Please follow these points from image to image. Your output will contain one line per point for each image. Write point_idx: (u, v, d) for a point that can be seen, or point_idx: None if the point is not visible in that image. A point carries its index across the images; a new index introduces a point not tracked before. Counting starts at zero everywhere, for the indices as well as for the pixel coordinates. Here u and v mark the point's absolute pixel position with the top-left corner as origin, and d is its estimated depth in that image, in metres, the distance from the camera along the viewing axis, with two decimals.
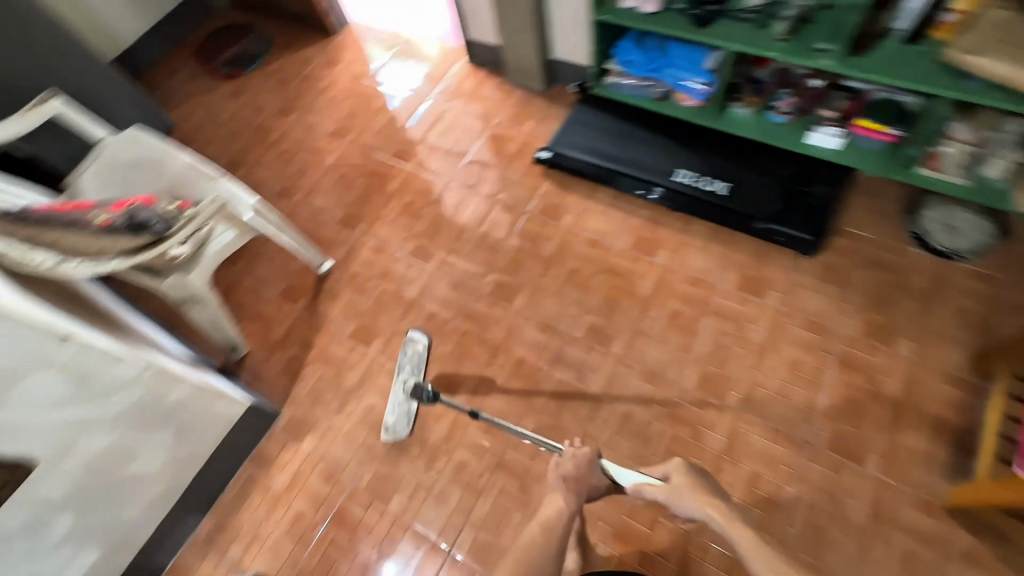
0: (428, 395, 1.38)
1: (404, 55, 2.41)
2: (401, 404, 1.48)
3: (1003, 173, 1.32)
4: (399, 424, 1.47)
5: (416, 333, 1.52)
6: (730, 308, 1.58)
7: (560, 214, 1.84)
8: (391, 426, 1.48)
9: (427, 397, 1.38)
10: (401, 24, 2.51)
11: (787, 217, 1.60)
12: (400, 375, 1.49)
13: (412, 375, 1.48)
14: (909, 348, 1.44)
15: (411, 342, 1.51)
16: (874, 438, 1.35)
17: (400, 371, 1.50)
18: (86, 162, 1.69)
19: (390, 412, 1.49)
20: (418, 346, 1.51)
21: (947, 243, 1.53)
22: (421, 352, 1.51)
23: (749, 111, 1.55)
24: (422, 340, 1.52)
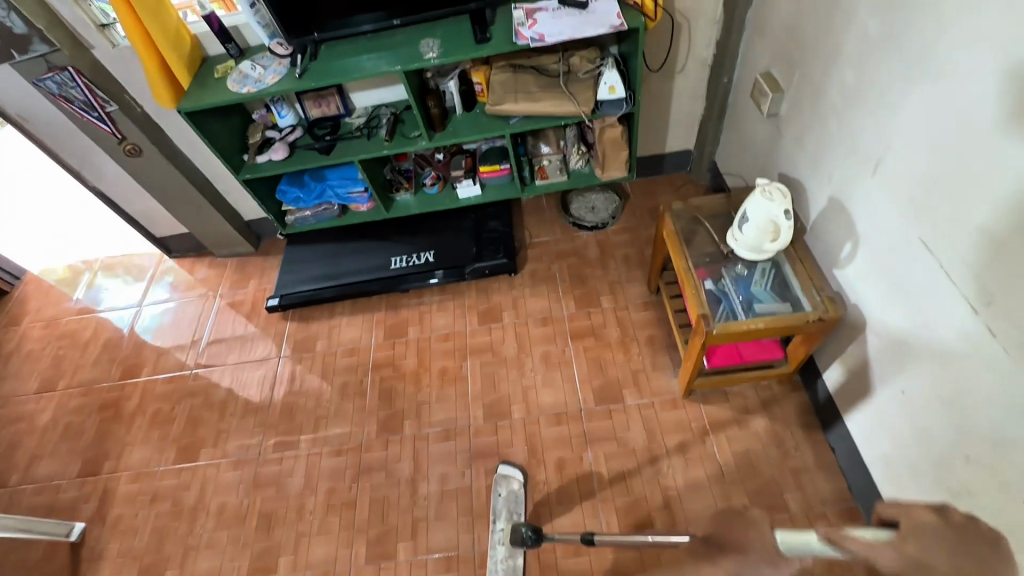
0: (529, 537, 1.20)
1: (95, 280, 2.29)
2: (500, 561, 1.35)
3: (584, 163, 1.82)
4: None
5: (509, 470, 1.48)
6: (482, 342, 1.80)
7: (313, 344, 1.91)
8: None
9: (529, 538, 1.20)
10: (86, 252, 2.40)
11: (485, 253, 1.93)
12: (496, 523, 1.40)
13: (507, 518, 1.40)
14: (608, 300, 1.82)
15: (505, 480, 1.47)
16: (619, 376, 1.64)
17: (496, 519, 1.41)
18: None
19: (494, 574, 1.34)
20: (511, 485, 1.46)
21: (592, 219, 2.01)
22: (517, 491, 1.46)
23: (410, 194, 1.86)
24: (515, 477, 1.48)
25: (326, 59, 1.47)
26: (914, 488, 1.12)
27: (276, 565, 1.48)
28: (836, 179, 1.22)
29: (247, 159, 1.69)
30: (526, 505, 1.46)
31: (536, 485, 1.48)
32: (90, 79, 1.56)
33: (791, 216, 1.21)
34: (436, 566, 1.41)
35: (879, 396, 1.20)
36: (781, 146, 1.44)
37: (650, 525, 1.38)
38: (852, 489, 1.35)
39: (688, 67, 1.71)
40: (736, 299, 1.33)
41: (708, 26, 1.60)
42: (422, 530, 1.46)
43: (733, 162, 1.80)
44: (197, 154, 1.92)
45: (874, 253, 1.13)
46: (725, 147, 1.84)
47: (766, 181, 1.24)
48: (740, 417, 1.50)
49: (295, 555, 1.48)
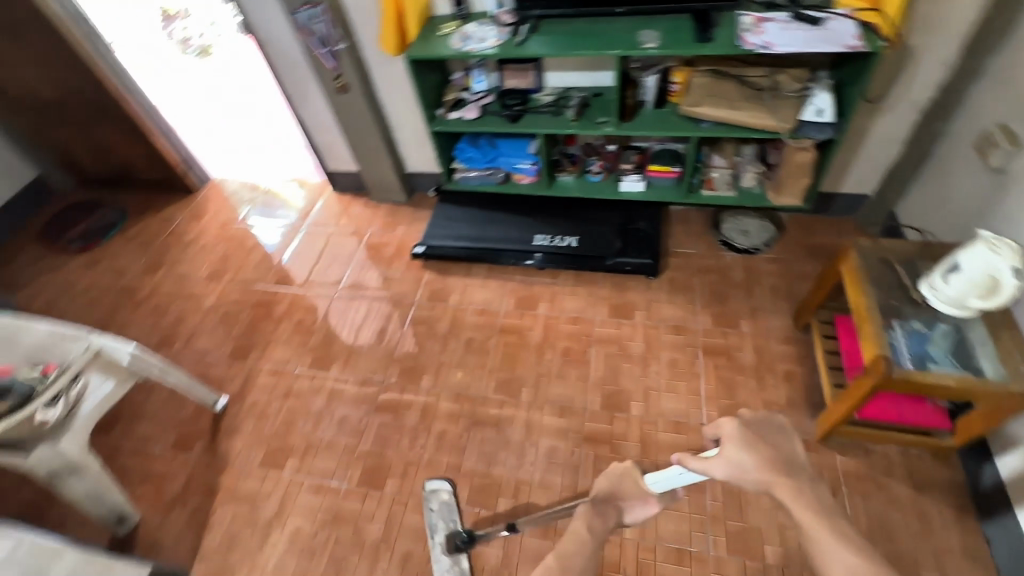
0: (462, 539, 1.33)
1: (267, 198, 2.57)
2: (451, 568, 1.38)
3: (756, 182, 1.78)
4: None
5: (436, 483, 1.51)
6: (610, 334, 1.81)
7: (447, 296, 2.02)
8: None
9: (465, 539, 1.33)
10: (266, 171, 2.70)
11: (628, 250, 1.94)
12: (433, 536, 1.42)
13: (446, 528, 1.43)
14: (747, 325, 1.77)
15: (435, 493, 1.50)
16: (748, 401, 1.59)
17: (434, 532, 1.43)
18: None
19: None
20: (441, 496, 1.49)
21: (743, 242, 1.96)
22: (448, 501, 1.48)
23: (572, 177, 1.92)
24: (445, 488, 1.50)
25: (545, 34, 1.56)
26: None
27: (383, 484, 1.57)
28: None
29: (440, 113, 1.83)
30: None
31: None
32: (333, 17, 1.77)
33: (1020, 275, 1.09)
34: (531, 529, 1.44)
35: None
36: (1001, 205, 1.34)
37: (760, 557, 1.33)
38: None
39: (899, 107, 1.63)
40: (905, 353, 1.24)
41: (935, 67, 1.51)
42: (524, 493, 1.50)
43: (923, 215, 1.68)
44: (389, 102, 2.10)
45: None
46: (916, 198, 1.72)
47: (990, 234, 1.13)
48: (881, 479, 1.40)
49: (402, 480, 1.57)
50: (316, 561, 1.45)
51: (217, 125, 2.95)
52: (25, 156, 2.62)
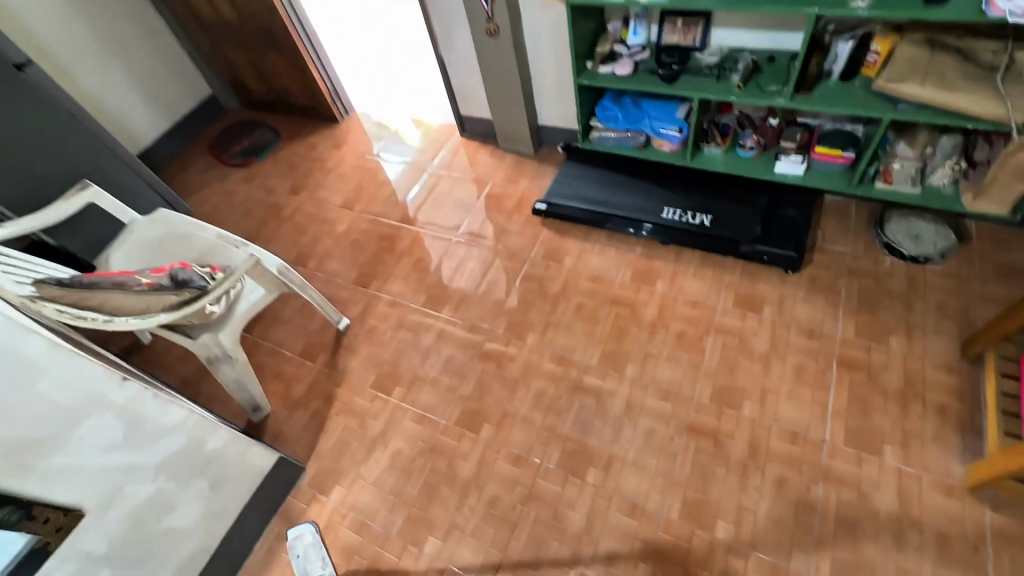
0: None
1: (400, 135, 2.67)
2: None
3: (949, 182, 1.51)
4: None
5: (300, 527, 1.52)
6: (731, 325, 1.69)
7: (562, 257, 1.99)
8: None
9: None
10: (402, 108, 2.79)
11: (769, 238, 1.76)
12: None
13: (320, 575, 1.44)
14: (899, 342, 1.55)
15: (299, 537, 1.50)
16: (885, 428, 1.41)
17: None
18: (118, 245, 1.81)
19: None
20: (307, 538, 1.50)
21: (912, 248, 1.69)
22: (313, 542, 1.50)
23: (719, 150, 1.76)
24: (309, 530, 1.51)
25: None
26: None
27: (479, 427, 1.64)
28: None
29: (590, 65, 1.73)
30: (729, 500, 1.38)
31: (746, 488, 1.39)
32: None
33: None
34: (618, 503, 1.43)
35: None
36: None
37: None
38: None
39: None
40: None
41: None
42: (616, 468, 1.48)
43: None
44: (535, 50, 2.03)
45: None
46: None
47: None
48: None
49: (497, 428, 1.62)
50: (411, 483, 1.57)
51: (357, 51, 3.04)
52: (201, 74, 2.93)
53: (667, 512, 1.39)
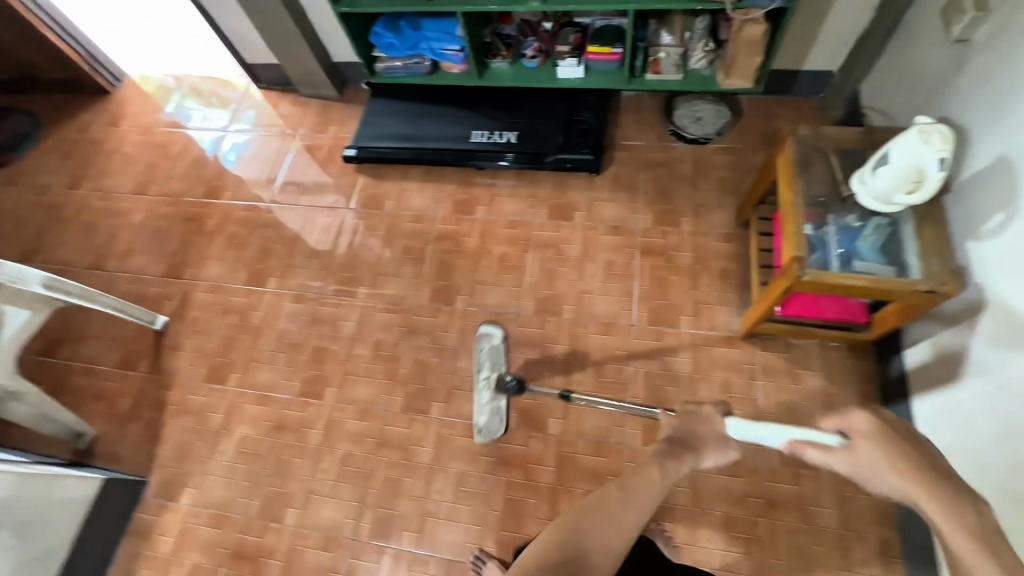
0: (512, 386, 1.35)
1: (188, 95, 2.34)
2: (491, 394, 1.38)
3: (705, 63, 1.60)
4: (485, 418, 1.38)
5: (488, 325, 1.35)
6: (548, 237, 1.75)
7: (382, 202, 1.93)
8: (483, 428, 1.35)
9: (514, 387, 1.36)
10: (183, 62, 2.42)
11: (570, 145, 1.81)
12: (479, 372, 1.36)
13: (492, 373, 1.36)
14: (688, 221, 1.70)
15: (486, 335, 1.35)
16: (680, 302, 1.58)
17: (479, 368, 1.36)
18: None
19: (478, 413, 1.36)
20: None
21: (694, 131, 1.81)
22: (498, 344, 1.35)
23: (506, 64, 1.72)
24: (496, 332, 1.35)
25: None
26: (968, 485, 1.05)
27: (323, 393, 1.62)
28: (1019, 133, 1.01)
29: None
30: (557, 399, 1.51)
31: (571, 384, 1.52)
32: None
33: (945, 166, 1.02)
34: (462, 429, 1.51)
35: (966, 383, 1.09)
36: (958, 84, 1.20)
37: None
38: None
39: None
40: (834, 250, 1.19)
41: None
42: (456, 397, 1.55)
43: (885, 95, 1.53)
44: None
45: None
46: (879, 75, 1.55)
47: (929, 120, 1.04)
48: (797, 371, 1.44)
49: (341, 389, 1.62)
50: (263, 464, 1.55)
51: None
52: None
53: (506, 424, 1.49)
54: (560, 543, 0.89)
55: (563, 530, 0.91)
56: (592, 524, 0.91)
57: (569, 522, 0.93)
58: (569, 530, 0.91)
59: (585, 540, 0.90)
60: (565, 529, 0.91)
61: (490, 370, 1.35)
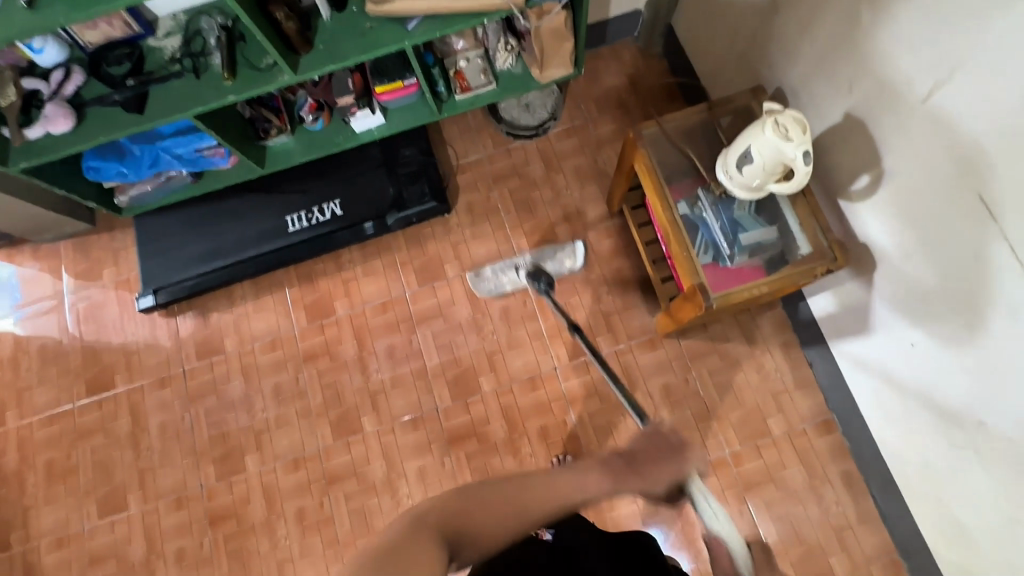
0: (543, 285, 1.36)
1: None
2: (509, 267, 1.53)
3: (514, 60, 1.35)
4: (496, 286, 1.52)
5: (580, 251, 1.51)
6: (429, 307, 1.53)
7: (221, 343, 1.55)
8: (485, 278, 1.53)
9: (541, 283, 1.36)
10: None
11: (406, 195, 1.52)
12: (528, 255, 1.53)
13: (538, 261, 1.52)
14: (564, 229, 1.55)
15: (570, 250, 1.52)
16: (591, 322, 1.47)
17: (529, 254, 1.54)
18: None
19: (491, 267, 1.54)
20: (571, 260, 1.52)
21: (531, 121, 1.62)
22: (564, 265, 1.52)
23: (286, 135, 1.36)
24: (575, 259, 1.52)
25: None
26: (906, 425, 1.11)
27: None
28: (859, 89, 0.94)
29: (10, 135, 1.08)
30: None
31: (523, 460, 1.40)
32: None
33: (808, 157, 0.93)
34: None
35: (878, 336, 1.11)
36: (775, 27, 1.09)
37: None
38: (829, 404, 1.36)
39: None
40: (717, 227, 1.15)
41: None
42: None
43: (701, 32, 1.41)
44: None
45: (899, 193, 0.93)
46: (691, 12, 1.43)
47: (780, 107, 0.95)
48: (722, 346, 1.42)
49: None
50: None
51: None
52: None
53: None
54: (470, 493, 0.72)
55: (443, 500, 0.70)
56: (501, 506, 0.73)
57: (457, 490, 0.72)
58: (468, 506, 0.70)
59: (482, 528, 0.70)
60: (471, 500, 0.71)
61: (544, 264, 1.52)
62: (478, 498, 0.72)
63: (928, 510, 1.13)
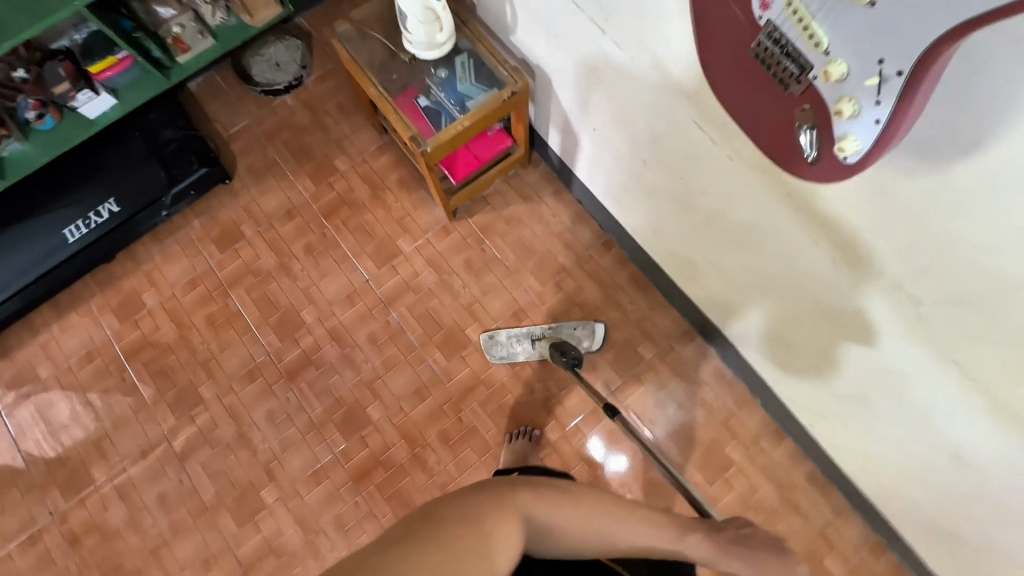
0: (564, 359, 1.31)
1: None
2: (526, 337, 1.47)
3: (224, 15, 1.50)
4: (507, 352, 1.47)
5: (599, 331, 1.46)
6: (236, 268, 1.57)
7: (34, 375, 1.51)
8: (497, 337, 1.47)
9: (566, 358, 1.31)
10: None
11: (176, 171, 1.54)
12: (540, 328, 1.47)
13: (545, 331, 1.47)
14: (343, 161, 1.65)
15: (589, 331, 1.46)
16: (388, 230, 1.58)
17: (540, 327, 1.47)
18: None
19: (510, 337, 1.47)
20: (587, 340, 1.46)
21: (285, 77, 1.69)
22: (584, 345, 1.46)
23: (21, 141, 1.40)
24: (591, 342, 1.46)
25: None
26: (629, 203, 1.30)
27: None
28: None
29: None
30: (360, 388, 1.47)
31: (360, 369, 1.48)
32: None
33: None
34: (304, 483, 1.41)
35: (585, 143, 1.28)
36: None
37: (471, 341, 1.49)
38: (603, 226, 1.55)
39: None
40: (450, 106, 1.28)
41: None
42: (277, 466, 1.42)
43: None
44: None
45: (526, 7, 1.11)
46: None
47: None
48: (504, 210, 1.58)
49: (164, 567, 1.37)
50: None
51: None
52: None
53: (337, 445, 1.43)
54: (536, 483, 0.71)
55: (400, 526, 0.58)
56: (564, 501, 0.72)
57: (425, 518, 0.58)
58: (534, 497, 0.68)
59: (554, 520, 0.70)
60: (535, 494, 0.69)
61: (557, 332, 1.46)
62: (545, 497, 0.70)
63: (678, 270, 1.32)
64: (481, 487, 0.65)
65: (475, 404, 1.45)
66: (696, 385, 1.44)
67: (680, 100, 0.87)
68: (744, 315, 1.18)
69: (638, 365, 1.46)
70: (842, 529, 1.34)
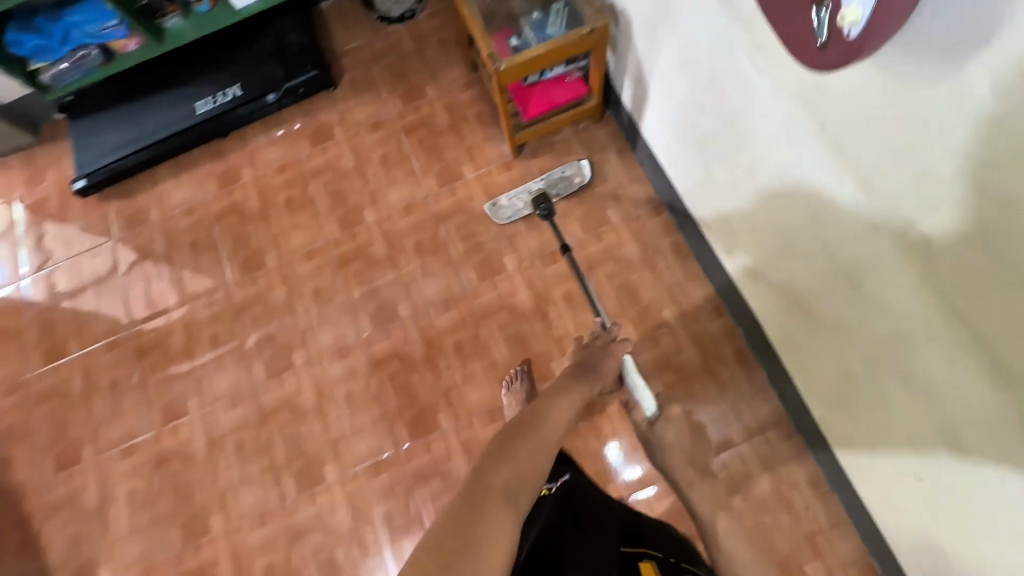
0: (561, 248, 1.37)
1: None
2: (523, 193, 1.58)
3: None
4: (513, 212, 1.57)
5: (583, 164, 1.58)
6: (320, 163, 1.77)
7: (146, 216, 1.79)
8: (501, 205, 1.58)
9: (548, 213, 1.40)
10: None
11: (293, 69, 1.77)
12: (535, 181, 1.58)
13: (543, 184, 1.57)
14: (432, 89, 1.80)
15: (578, 168, 1.58)
16: (456, 156, 1.70)
17: (537, 180, 1.58)
18: None
19: (510, 198, 1.58)
20: (579, 174, 1.57)
21: (399, 10, 1.87)
22: (573, 180, 1.58)
23: (180, 18, 1.66)
24: (581, 175, 1.57)
25: None
26: (684, 161, 1.32)
27: (185, 409, 1.57)
28: None
29: None
30: (396, 287, 1.60)
31: (401, 270, 1.61)
32: None
33: None
34: (329, 356, 1.56)
35: (653, 95, 1.32)
36: None
37: (504, 269, 1.57)
38: (657, 190, 1.57)
39: None
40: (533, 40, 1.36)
41: None
42: (311, 336, 1.59)
43: None
44: None
45: None
46: None
47: None
48: (566, 157, 1.64)
49: (201, 395, 1.58)
50: (161, 500, 1.50)
51: None
52: None
53: (364, 331, 1.57)
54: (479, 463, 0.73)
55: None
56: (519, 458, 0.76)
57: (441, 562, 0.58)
58: (492, 469, 0.72)
59: (522, 474, 0.74)
60: (489, 469, 0.72)
61: (555, 184, 1.57)
62: (488, 465, 0.73)
63: (720, 237, 1.31)
64: (456, 504, 0.66)
65: (494, 325, 1.52)
66: (713, 359, 1.42)
67: (737, 31, 0.90)
68: (774, 285, 1.17)
69: (658, 327, 1.46)
70: (834, 540, 1.26)
